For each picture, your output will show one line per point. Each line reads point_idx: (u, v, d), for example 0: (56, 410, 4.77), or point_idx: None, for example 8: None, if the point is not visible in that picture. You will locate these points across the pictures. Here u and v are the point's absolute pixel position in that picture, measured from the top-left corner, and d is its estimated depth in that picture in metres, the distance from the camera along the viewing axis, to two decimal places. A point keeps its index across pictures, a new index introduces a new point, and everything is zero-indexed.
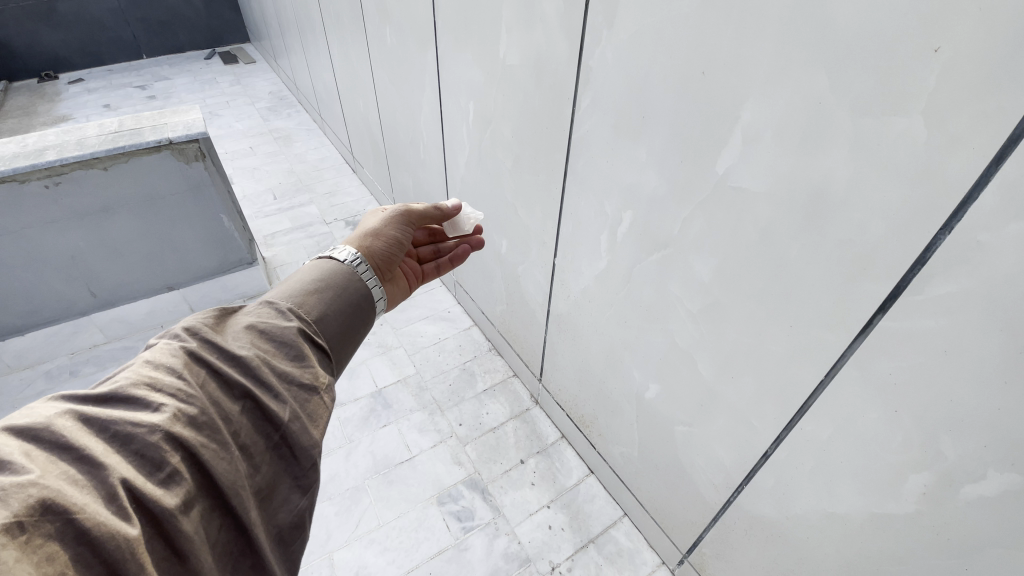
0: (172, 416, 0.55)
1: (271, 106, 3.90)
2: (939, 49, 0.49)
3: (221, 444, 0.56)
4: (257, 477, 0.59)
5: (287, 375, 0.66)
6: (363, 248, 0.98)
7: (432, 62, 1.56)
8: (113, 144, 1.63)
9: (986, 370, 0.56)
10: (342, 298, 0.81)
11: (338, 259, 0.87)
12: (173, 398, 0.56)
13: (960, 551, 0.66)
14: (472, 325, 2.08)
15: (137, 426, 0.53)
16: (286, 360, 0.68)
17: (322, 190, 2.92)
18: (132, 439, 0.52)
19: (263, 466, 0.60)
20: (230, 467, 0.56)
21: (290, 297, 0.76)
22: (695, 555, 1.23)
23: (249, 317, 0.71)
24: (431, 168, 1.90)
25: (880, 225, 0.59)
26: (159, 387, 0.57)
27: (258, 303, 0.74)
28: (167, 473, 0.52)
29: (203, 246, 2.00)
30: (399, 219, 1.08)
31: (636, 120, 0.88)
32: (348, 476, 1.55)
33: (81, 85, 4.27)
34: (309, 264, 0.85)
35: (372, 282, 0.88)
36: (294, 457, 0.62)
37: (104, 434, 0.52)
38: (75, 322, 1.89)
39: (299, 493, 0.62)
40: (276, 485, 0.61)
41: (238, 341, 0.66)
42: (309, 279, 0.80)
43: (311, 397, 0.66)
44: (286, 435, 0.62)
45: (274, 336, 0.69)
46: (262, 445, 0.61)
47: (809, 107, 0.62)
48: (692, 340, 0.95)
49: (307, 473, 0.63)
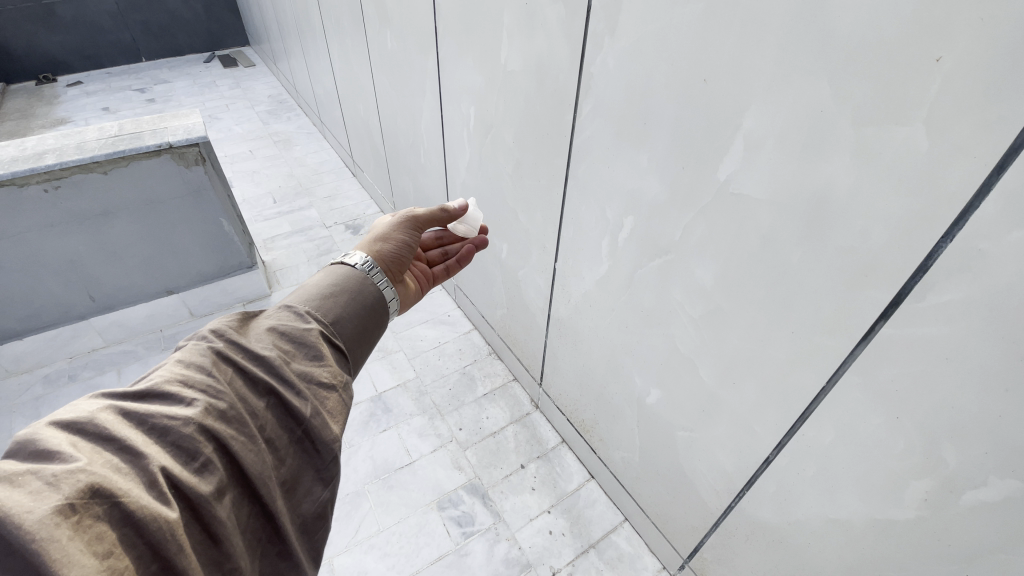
0: (203, 409, 0.55)
1: (271, 109, 3.90)
2: (941, 59, 0.49)
3: (250, 436, 0.56)
4: (282, 470, 0.59)
5: (308, 374, 0.65)
6: (374, 252, 0.99)
7: (432, 67, 1.57)
8: (113, 148, 1.62)
9: (988, 377, 0.56)
10: (357, 302, 0.81)
11: (351, 264, 0.87)
12: (203, 393, 0.56)
13: (962, 558, 0.66)
14: (472, 329, 2.08)
15: (172, 419, 0.53)
16: (307, 359, 0.67)
17: (321, 194, 2.92)
18: (168, 431, 0.52)
19: (288, 459, 0.60)
20: (258, 458, 0.56)
21: (307, 300, 0.76)
22: (696, 560, 1.23)
23: (270, 319, 0.71)
24: (430, 172, 1.90)
25: (881, 233, 0.60)
26: (191, 383, 0.57)
27: (277, 307, 0.74)
28: (201, 463, 0.52)
29: (203, 249, 2.00)
30: (406, 223, 1.07)
31: (637, 126, 0.89)
32: (349, 481, 1.55)
33: (80, 88, 4.27)
34: (324, 271, 0.85)
35: (384, 285, 0.88)
36: (317, 451, 0.62)
37: (141, 427, 0.52)
38: (74, 326, 1.89)
39: (322, 485, 0.61)
40: (299, 478, 0.60)
41: (261, 342, 0.66)
42: (324, 284, 0.80)
43: (330, 394, 0.66)
44: (309, 429, 0.61)
45: (295, 337, 0.69)
46: (286, 439, 0.60)
47: (811, 114, 0.62)
48: (693, 345, 0.96)
49: (329, 466, 0.62)
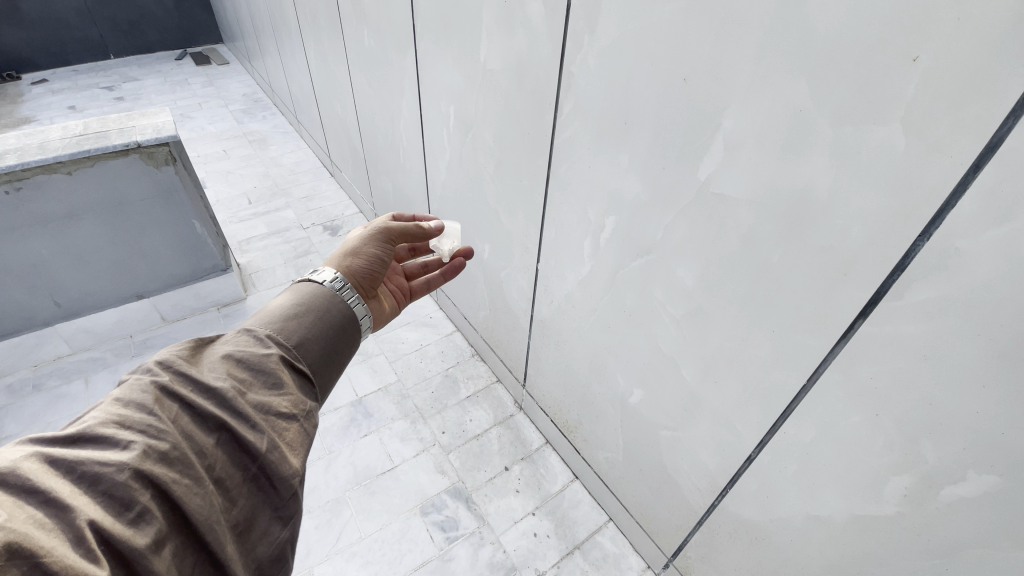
0: (141, 453, 0.52)
1: (246, 108, 3.82)
2: (918, 59, 0.50)
3: (195, 479, 0.53)
4: (235, 511, 0.56)
5: (265, 405, 0.63)
6: (344, 269, 0.97)
7: (411, 66, 1.54)
8: (78, 147, 1.56)
9: (965, 373, 0.57)
10: (324, 321, 0.78)
11: (319, 282, 0.85)
12: (142, 434, 0.53)
13: (940, 551, 0.67)
14: (454, 331, 2.06)
15: (104, 466, 0.50)
16: (264, 389, 0.65)
17: (299, 194, 2.86)
18: (100, 479, 0.49)
19: (241, 499, 0.57)
20: (203, 502, 0.53)
21: (268, 323, 0.73)
22: (680, 559, 1.24)
23: (226, 346, 0.68)
24: (410, 172, 1.88)
25: (859, 232, 0.60)
26: (128, 424, 0.54)
27: (235, 332, 0.71)
28: (136, 513, 0.49)
29: (174, 252, 1.94)
30: (379, 236, 1.05)
31: (618, 125, 0.88)
32: (328, 488, 1.52)
33: (46, 86, 4.11)
34: (290, 289, 0.82)
35: (355, 302, 0.86)
36: (274, 489, 0.59)
37: (70, 476, 0.49)
38: (39, 333, 1.82)
39: (280, 524, 0.58)
40: (254, 518, 0.57)
41: (214, 372, 0.63)
42: (289, 305, 0.78)
43: (290, 425, 0.63)
44: (264, 465, 0.59)
45: (252, 364, 0.66)
46: (239, 478, 0.58)
47: (790, 113, 0.62)
48: (676, 345, 0.95)
49: (288, 504, 0.59)
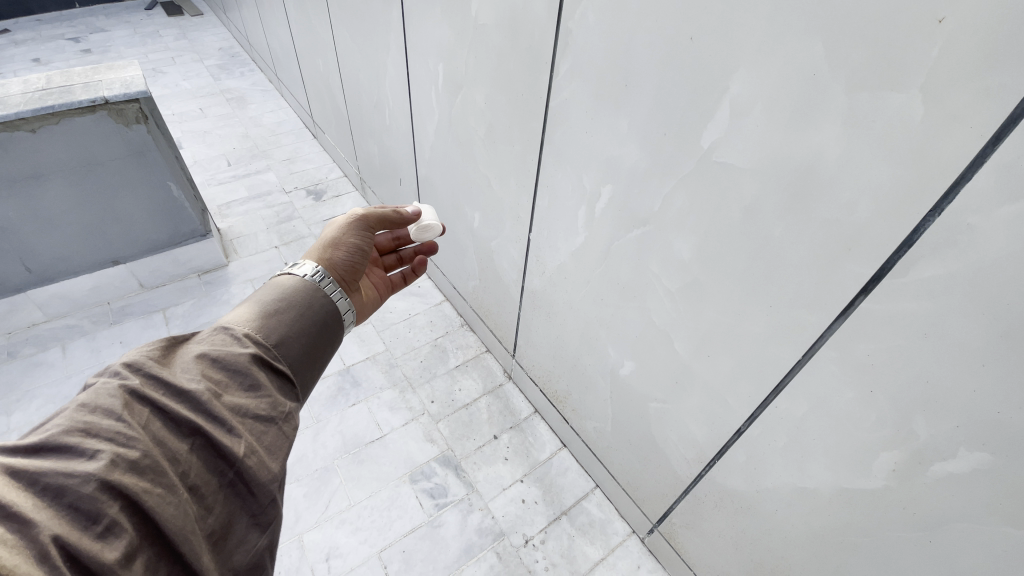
0: (108, 462, 0.49)
1: (222, 63, 3.63)
2: (944, 19, 0.46)
3: (168, 487, 0.51)
4: (210, 519, 0.54)
5: (241, 408, 0.60)
6: (325, 262, 0.93)
7: (397, 19, 1.45)
8: (41, 103, 1.46)
9: (966, 352, 0.56)
10: (307, 319, 0.75)
11: (299, 275, 0.80)
12: (110, 443, 0.51)
13: (926, 524, 0.68)
14: (442, 300, 2.03)
15: (69, 477, 0.47)
16: (241, 390, 0.62)
17: (280, 156, 2.75)
18: (65, 492, 0.47)
19: (216, 506, 0.55)
20: (177, 511, 0.51)
21: (246, 321, 0.70)
22: (665, 525, 1.26)
23: (201, 346, 0.64)
24: (397, 134, 1.80)
25: (867, 204, 0.58)
26: (96, 432, 0.51)
27: (211, 330, 0.67)
28: (104, 526, 0.47)
29: (150, 217, 1.86)
30: (358, 225, 1.00)
31: (618, 89, 0.83)
32: (316, 457, 1.51)
33: (7, 38, 3.85)
34: (267, 283, 0.78)
35: (337, 295, 0.82)
36: (251, 495, 0.57)
37: (33, 489, 0.47)
38: (10, 299, 1.75)
39: (257, 531, 0.56)
40: (231, 526, 0.55)
41: (188, 373, 0.60)
42: (270, 301, 0.74)
43: (267, 428, 0.61)
44: (241, 471, 0.56)
45: (228, 365, 0.63)
46: (214, 484, 0.55)
47: (802, 78, 0.58)
48: (670, 319, 0.94)
49: (266, 510, 0.57)
